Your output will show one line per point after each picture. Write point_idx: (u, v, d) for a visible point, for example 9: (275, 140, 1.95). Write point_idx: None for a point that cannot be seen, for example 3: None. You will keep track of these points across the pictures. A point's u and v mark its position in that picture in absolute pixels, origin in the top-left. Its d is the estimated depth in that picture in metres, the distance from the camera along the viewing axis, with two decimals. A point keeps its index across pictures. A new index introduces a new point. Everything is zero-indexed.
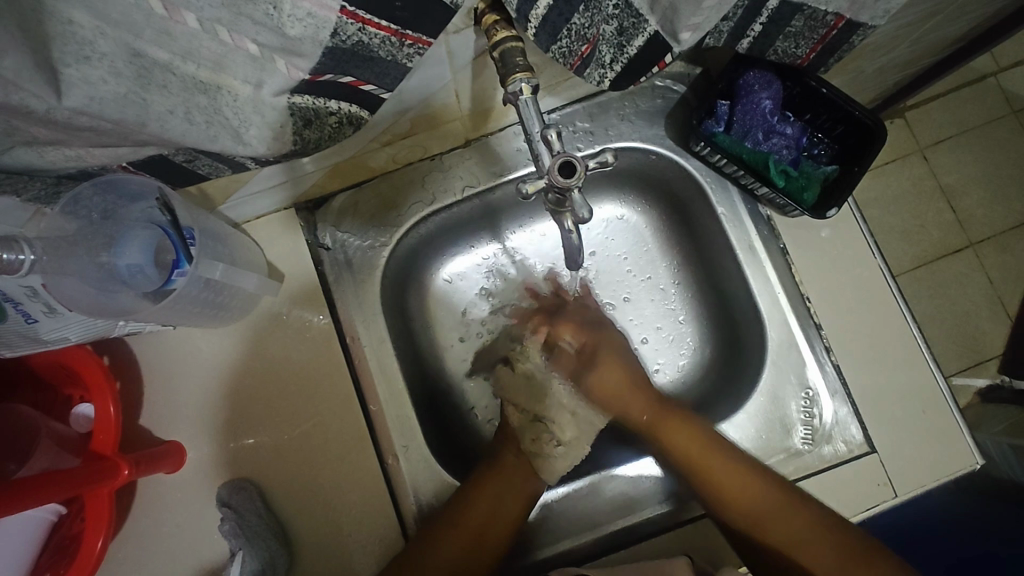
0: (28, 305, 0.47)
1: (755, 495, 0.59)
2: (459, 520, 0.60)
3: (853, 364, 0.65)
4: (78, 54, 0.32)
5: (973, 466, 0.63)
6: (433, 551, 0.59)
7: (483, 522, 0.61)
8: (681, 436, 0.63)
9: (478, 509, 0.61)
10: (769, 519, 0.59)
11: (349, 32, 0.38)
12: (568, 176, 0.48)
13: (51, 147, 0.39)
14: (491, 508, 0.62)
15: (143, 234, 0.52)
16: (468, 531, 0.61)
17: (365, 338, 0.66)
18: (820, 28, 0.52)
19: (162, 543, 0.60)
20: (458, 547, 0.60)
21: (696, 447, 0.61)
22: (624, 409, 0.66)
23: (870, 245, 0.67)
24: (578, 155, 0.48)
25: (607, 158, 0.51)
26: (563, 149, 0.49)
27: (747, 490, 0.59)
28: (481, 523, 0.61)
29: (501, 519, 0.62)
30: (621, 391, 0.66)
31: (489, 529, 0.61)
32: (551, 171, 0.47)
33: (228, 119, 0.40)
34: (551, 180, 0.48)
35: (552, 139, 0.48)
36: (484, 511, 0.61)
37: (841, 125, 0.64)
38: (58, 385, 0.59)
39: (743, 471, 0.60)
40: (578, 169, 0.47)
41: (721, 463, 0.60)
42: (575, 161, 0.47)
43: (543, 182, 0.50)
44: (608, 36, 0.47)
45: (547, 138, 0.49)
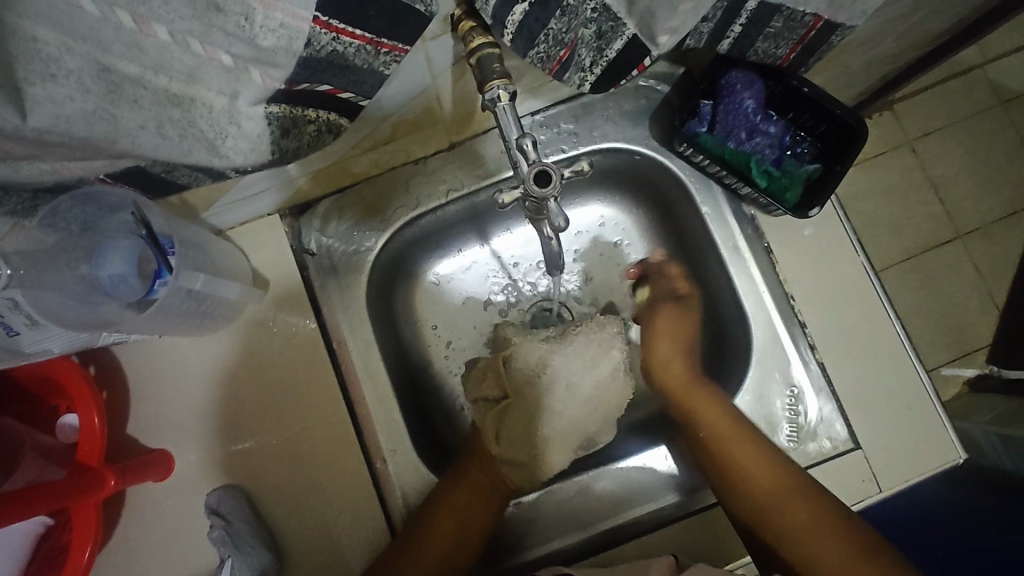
0: (10, 318, 0.47)
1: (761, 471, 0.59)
2: (426, 543, 0.59)
3: (837, 363, 0.65)
4: (44, 72, 0.31)
5: (956, 461, 0.63)
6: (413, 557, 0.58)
7: (445, 545, 0.60)
8: (715, 417, 0.62)
9: (440, 529, 0.60)
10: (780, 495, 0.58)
11: (323, 42, 0.38)
12: (544, 184, 0.48)
13: (26, 161, 0.39)
14: (456, 525, 0.61)
15: (125, 244, 0.52)
16: (446, 533, 0.61)
17: (352, 342, 0.66)
18: (800, 29, 0.52)
19: (154, 551, 0.61)
20: (438, 551, 0.60)
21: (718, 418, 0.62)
22: (663, 356, 0.67)
23: (852, 243, 0.67)
24: (553, 163, 0.48)
25: (583, 167, 0.51)
26: (539, 157, 0.49)
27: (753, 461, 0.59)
28: (445, 542, 0.60)
29: (468, 531, 0.62)
30: (680, 334, 0.67)
31: (468, 532, 0.62)
32: (526, 181, 0.47)
33: (203, 131, 0.40)
34: (527, 190, 0.48)
35: (528, 148, 0.48)
36: (447, 528, 0.61)
37: (823, 124, 0.64)
38: (43, 396, 0.58)
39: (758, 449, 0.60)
40: (554, 177, 0.47)
41: (742, 445, 0.60)
42: (550, 170, 0.47)
43: (518, 192, 0.50)
44: (586, 40, 0.47)
45: (523, 146, 0.48)
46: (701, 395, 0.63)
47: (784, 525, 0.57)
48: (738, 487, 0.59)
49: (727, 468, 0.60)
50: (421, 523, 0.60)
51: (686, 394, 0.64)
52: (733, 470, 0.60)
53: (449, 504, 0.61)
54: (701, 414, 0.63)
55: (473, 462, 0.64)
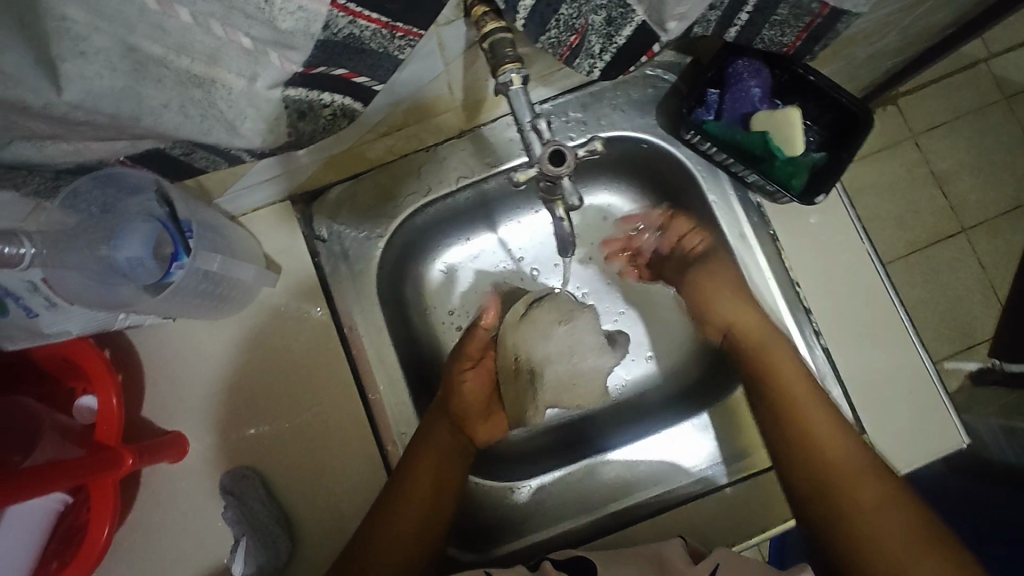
0: (29, 299, 0.49)
1: (836, 442, 0.58)
2: (407, 495, 0.59)
3: (843, 350, 0.66)
4: (74, 50, 0.32)
5: (959, 446, 0.64)
6: (400, 499, 0.59)
7: (425, 507, 0.60)
8: (824, 429, 0.59)
9: (419, 494, 0.59)
10: (850, 479, 0.57)
11: (340, 25, 0.39)
12: (558, 164, 0.48)
13: (49, 140, 0.40)
14: (432, 489, 0.61)
15: (144, 228, 0.53)
16: (429, 477, 0.61)
17: (363, 329, 0.67)
18: (805, 17, 0.52)
19: (168, 530, 0.62)
20: (423, 496, 0.60)
21: (801, 382, 0.62)
22: (731, 311, 0.67)
23: (858, 231, 0.67)
24: (568, 144, 0.48)
25: (596, 147, 0.51)
26: (552, 138, 0.49)
27: (826, 431, 0.59)
28: (425, 506, 0.60)
29: (444, 484, 0.62)
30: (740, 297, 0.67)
31: (446, 475, 0.62)
32: (541, 159, 0.48)
33: (223, 111, 0.41)
34: (542, 168, 0.48)
35: (543, 129, 0.49)
36: (424, 492, 0.60)
37: (829, 112, 0.65)
38: (61, 378, 0.59)
39: (838, 422, 0.59)
40: (568, 157, 0.48)
41: (819, 413, 0.60)
42: (564, 150, 0.48)
43: (534, 170, 0.50)
44: (596, 26, 0.48)
45: (538, 127, 0.49)
46: (801, 384, 0.61)
47: (846, 505, 0.56)
48: (816, 477, 0.58)
49: (804, 446, 0.59)
50: (403, 469, 0.60)
51: (774, 367, 0.62)
52: (808, 443, 0.59)
53: (428, 455, 0.61)
54: (810, 422, 0.59)
55: (439, 423, 0.64)
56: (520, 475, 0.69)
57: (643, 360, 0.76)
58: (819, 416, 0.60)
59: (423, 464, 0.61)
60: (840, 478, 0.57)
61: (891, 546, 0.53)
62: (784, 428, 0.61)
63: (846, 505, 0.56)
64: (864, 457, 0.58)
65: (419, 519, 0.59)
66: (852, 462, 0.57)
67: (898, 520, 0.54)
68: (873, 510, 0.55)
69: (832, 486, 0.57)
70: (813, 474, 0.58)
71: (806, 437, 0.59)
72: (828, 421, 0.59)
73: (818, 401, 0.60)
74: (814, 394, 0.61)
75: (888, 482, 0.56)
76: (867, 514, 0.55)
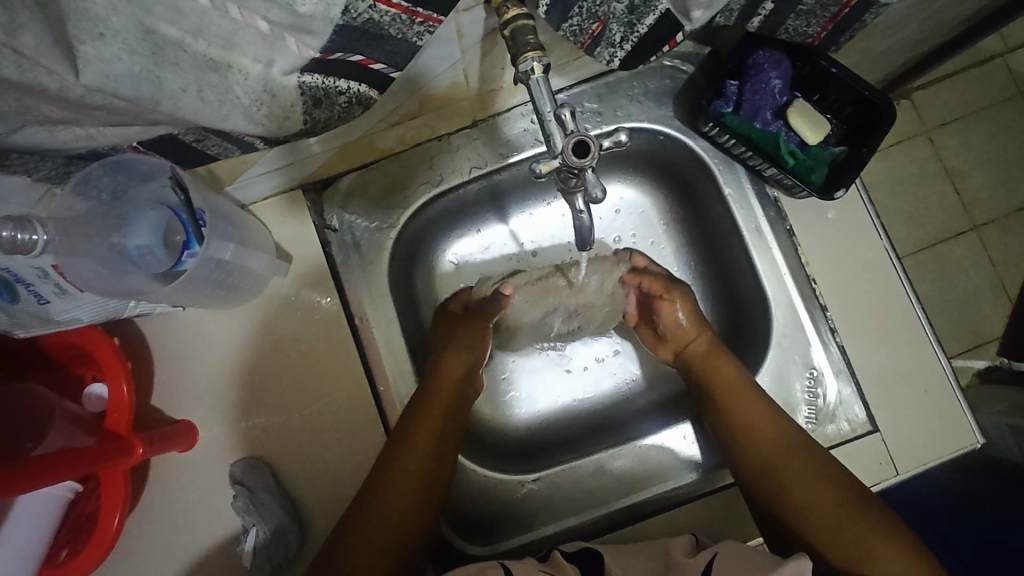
0: (39, 285, 0.48)
1: (770, 431, 0.60)
2: (408, 449, 0.59)
3: (859, 346, 0.65)
4: (92, 31, 0.32)
5: (974, 445, 0.63)
6: (403, 449, 0.59)
7: (429, 462, 0.59)
8: (747, 415, 0.61)
9: (422, 441, 0.60)
10: (788, 460, 0.58)
11: (359, 9, 0.38)
12: (582, 156, 0.45)
13: (62, 125, 0.39)
14: (433, 442, 0.60)
15: (154, 215, 0.52)
16: (431, 429, 0.61)
17: (374, 319, 0.66)
18: (832, 6, 0.52)
19: (176, 519, 0.61)
20: (425, 446, 0.60)
21: (729, 378, 0.63)
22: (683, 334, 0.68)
23: (876, 227, 0.66)
24: (592, 135, 0.45)
25: (621, 139, 0.48)
26: (576, 127, 0.46)
27: (761, 423, 0.60)
28: (429, 462, 0.59)
29: (446, 443, 0.61)
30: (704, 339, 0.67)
31: (449, 430, 0.62)
32: (564, 151, 0.45)
33: (239, 97, 0.40)
34: (565, 160, 0.46)
35: (566, 119, 0.46)
36: (427, 444, 0.60)
37: (849, 105, 0.63)
38: (70, 365, 0.59)
39: (768, 410, 0.61)
40: (592, 149, 0.45)
41: (750, 404, 0.61)
42: (589, 141, 0.45)
43: (557, 162, 0.47)
44: (618, 15, 0.47)
45: (560, 117, 0.46)
46: (734, 381, 0.63)
47: (789, 490, 0.57)
48: (760, 465, 0.59)
49: (745, 437, 0.61)
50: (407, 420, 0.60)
51: (708, 362, 0.65)
52: (747, 433, 0.61)
53: (432, 409, 0.61)
54: (739, 414, 0.61)
55: (447, 374, 0.64)
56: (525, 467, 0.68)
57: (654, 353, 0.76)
58: (754, 409, 0.61)
59: (427, 414, 0.61)
60: (776, 464, 0.58)
61: (838, 523, 0.54)
62: (724, 420, 0.62)
63: (789, 490, 0.57)
64: (799, 443, 0.59)
65: (421, 472, 0.59)
66: (789, 447, 0.59)
67: (831, 490, 0.55)
68: (815, 489, 0.56)
69: (769, 473, 0.58)
70: (756, 463, 0.60)
71: (733, 426, 0.61)
72: (751, 405, 0.61)
73: (749, 395, 0.62)
74: (743, 388, 0.62)
75: (828, 465, 0.57)
76: (808, 497, 0.56)
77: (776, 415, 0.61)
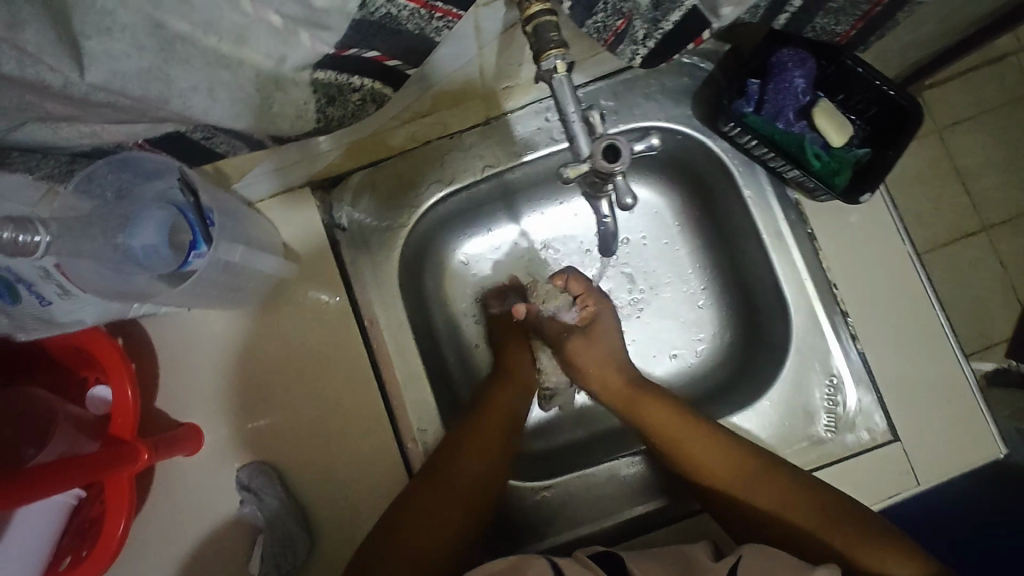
0: (41, 286, 0.47)
1: (719, 459, 0.60)
2: (476, 437, 0.61)
3: (880, 353, 0.63)
4: (99, 25, 0.30)
5: (995, 456, 0.62)
6: (469, 437, 0.61)
7: (483, 463, 0.60)
8: (695, 445, 0.60)
9: (490, 432, 0.62)
10: (744, 485, 0.58)
11: (377, 4, 0.37)
12: (611, 160, 0.45)
13: (66, 122, 0.38)
14: (499, 434, 0.63)
15: (159, 214, 0.50)
16: (497, 422, 0.63)
17: (384, 322, 0.65)
18: (864, 5, 0.51)
19: (182, 522, 0.60)
20: (492, 436, 0.62)
21: (665, 412, 0.63)
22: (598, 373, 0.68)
23: (899, 231, 0.65)
24: (622, 138, 0.45)
25: (653, 142, 0.50)
26: (603, 130, 0.47)
27: (708, 453, 0.60)
28: (484, 462, 0.61)
29: (509, 436, 0.64)
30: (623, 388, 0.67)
31: (514, 425, 0.65)
32: (594, 155, 0.45)
33: (252, 95, 0.39)
34: (594, 164, 0.45)
35: (595, 121, 0.47)
36: (484, 446, 0.61)
37: (875, 106, 0.61)
38: (73, 367, 0.57)
39: (711, 435, 0.61)
40: (623, 153, 0.45)
41: (693, 434, 0.61)
42: (619, 144, 0.45)
43: (585, 166, 0.46)
44: (642, 11, 0.46)
45: (590, 118, 0.47)
46: (667, 415, 0.63)
47: (761, 512, 0.57)
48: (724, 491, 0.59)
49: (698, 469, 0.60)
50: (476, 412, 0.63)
51: (638, 403, 0.65)
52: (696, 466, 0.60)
53: (497, 406, 0.65)
54: (683, 449, 0.61)
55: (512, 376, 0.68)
56: (537, 475, 0.67)
57: (667, 357, 0.73)
58: (699, 441, 0.61)
59: (493, 409, 0.64)
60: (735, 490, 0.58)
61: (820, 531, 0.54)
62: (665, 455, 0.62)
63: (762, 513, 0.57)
64: (756, 463, 0.59)
65: (488, 458, 0.61)
66: (744, 471, 0.59)
67: (805, 506, 0.56)
68: (784, 502, 0.56)
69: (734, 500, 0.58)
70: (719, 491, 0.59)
71: (684, 462, 0.61)
72: (698, 439, 0.61)
73: (690, 425, 0.61)
74: (683, 419, 0.62)
75: (790, 479, 0.57)
76: (779, 515, 0.56)
77: (725, 442, 0.60)
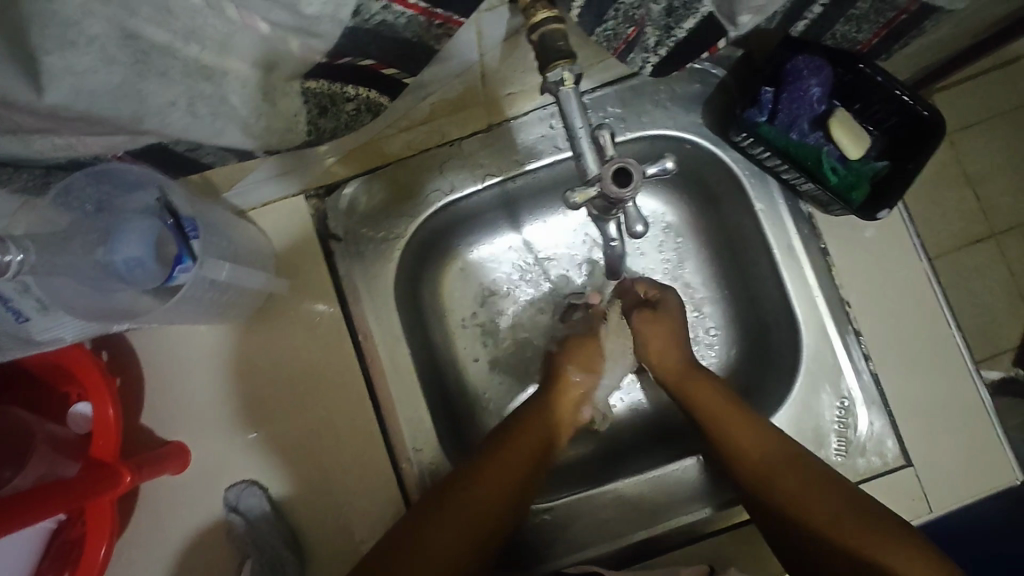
0: (19, 301, 0.44)
1: (758, 445, 0.57)
2: (511, 456, 0.58)
3: (894, 376, 0.61)
4: (62, 38, 0.27)
5: (1013, 482, 0.59)
6: (509, 455, 0.58)
7: (494, 504, 0.56)
8: (742, 436, 0.57)
9: (525, 451, 0.59)
10: (774, 467, 0.55)
11: (372, 11, 0.34)
12: (623, 184, 0.42)
13: (37, 136, 0.35)
14: (536, 451, 0.60)
15: (142, 225, 0.47)
16: (538, 438, 0.61)
17: (378, 336, 0.62)
18: (889, 12, 0.48)
19: (168, 541, 0.58)
20: (529, 451, 0.59)
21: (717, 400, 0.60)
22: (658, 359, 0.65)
23: (916, 247, 0.62)
24: (635, 160, 0.42)
25: (669, 167, 0.45)
26: (614, 155, 0.44)
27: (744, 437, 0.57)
28: (494, 501, 0.56)
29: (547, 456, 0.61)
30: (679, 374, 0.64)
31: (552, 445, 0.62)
32: (603, 179, 0.41)
33: (236, 108, 0.36)
34: (604, 190, 0.42)
35: (605, 144, 0.44)
36: (507, 478, 0.57)
37: (894, 116, 0.58)
38: (53, 383, 0.55)
39: (753, 422, 0.58)
40: (636, 177, 0.42)
41: (739, 420, 0.58)
42: (631, 168, 0.41)
43: (594, 190, 0.43)
44: (655, 17, 0.43)
45: (599, 141, 0.44)
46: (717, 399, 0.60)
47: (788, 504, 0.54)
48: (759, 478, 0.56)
49: (746, 453, 0.57)
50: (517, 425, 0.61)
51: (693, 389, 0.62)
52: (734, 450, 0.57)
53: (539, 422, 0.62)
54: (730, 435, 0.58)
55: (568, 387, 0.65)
56: (537, 495, 0.64)
57: None
58: (745, 431, 0.57)
59: (534, 422, 0.62)
60: (763, 475, 0.55)
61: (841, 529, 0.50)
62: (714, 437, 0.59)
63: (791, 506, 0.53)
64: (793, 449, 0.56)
65: (524, 473, 0.58)
66: (779, 454, 0.56)
67: (836, 510, 0.52)
68: (805, 491, 0.53)
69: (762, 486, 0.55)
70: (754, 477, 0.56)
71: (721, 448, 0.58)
72: (744, 430, 0.58)
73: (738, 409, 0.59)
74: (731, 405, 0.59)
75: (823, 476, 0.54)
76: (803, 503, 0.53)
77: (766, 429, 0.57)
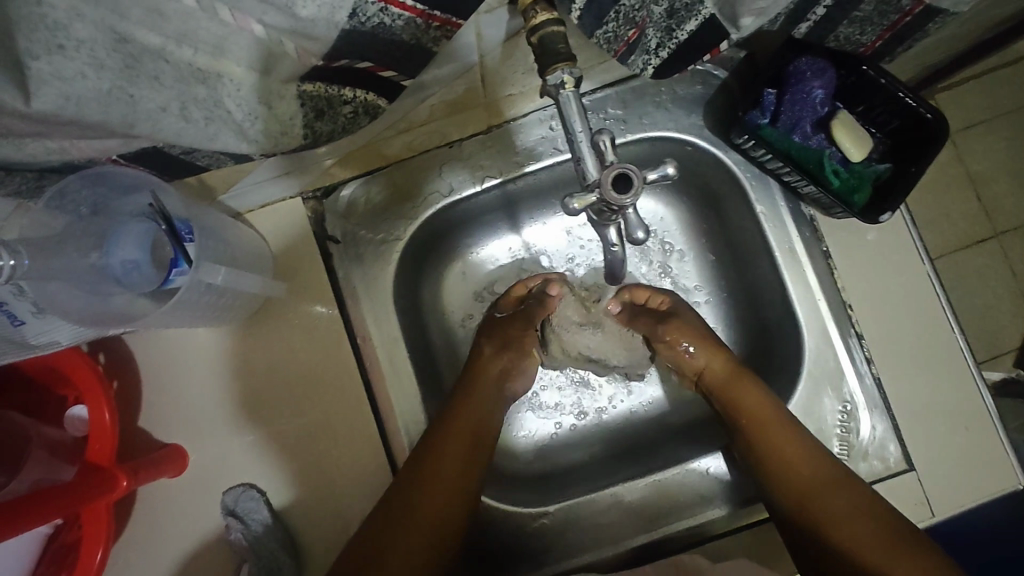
0: (16, 304, 0.44)
1: (801, 466, 0.56)
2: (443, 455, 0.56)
3: (896, 380, 0.61)
4: (51, 42, 0.27)
5: (1016, 488, 0.59)
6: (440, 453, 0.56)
7: (435, 506, 0.55)
8: (791, 454, 0.56)
9: (457, 448, 0.57)
10: (815, 488, 0.54)
11: (369, 13, 0.33)
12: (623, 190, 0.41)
13: (30, 140, 0.34)
14: (466, 446, 0.58)
15: (138, 229, 0.47)
16: (466, 431, 0.59)
17: (377, 339, 0.61)
18: (892, 14, 0.47)
19: (165, 546, 0.58)
20: (460, 448, 0.57)
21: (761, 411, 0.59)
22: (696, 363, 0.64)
23: (919, 250, 0.62)
24: (635, 165, 0.41)
25: (669, 172, 0.43)
26: (615, 159, 0.42)
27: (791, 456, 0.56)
28: (431, 504, 0.55)
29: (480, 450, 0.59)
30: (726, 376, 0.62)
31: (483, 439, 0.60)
32: (603, 184, 0.41)
33: (230, 112, 0.36)
34: (603, 195, 0.41)
35: (605, 149, 0.42)
36: (442, 479, 0.56)
37: (897, 119, 0.58)
38: (50, 385, 0.54)
39: (804, 443, 0.56)
40: (635, 182, 0.41)
41: (784, 438, 0.57)
42: (631, 173, 0.41)
43: (594, 197, 0.42)
44: (656, 19, 0.42)
45: (598, 145, 0.42)
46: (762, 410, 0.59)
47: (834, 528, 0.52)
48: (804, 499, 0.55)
49: (787, 471, 0.56)
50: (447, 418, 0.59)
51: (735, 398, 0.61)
52: (781, 467, 0.56)
53: (469, 414, 0.60)
54: (779, 454, 0.56)
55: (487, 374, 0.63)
56: (536, 498, 0.64)
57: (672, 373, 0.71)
58: (796, 450, 0.56)
59: (463, 414, 0.59)
60: (807, 496, 0.54)
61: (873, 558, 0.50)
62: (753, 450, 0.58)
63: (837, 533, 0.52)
64: (834, 471, 0.55)
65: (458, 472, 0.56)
66: (821, 475, 0.55)
67: (875, 538, 0.51)
68: (847, 521, 0.52)
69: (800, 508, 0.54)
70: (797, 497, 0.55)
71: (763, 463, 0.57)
72: (793, 448, 0.56)
73: (776, 425, 0.58)
74: (776, 420, 0.58)
75: (875, 504, 0.53)
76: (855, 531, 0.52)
77: (810, 448, 0.56)
